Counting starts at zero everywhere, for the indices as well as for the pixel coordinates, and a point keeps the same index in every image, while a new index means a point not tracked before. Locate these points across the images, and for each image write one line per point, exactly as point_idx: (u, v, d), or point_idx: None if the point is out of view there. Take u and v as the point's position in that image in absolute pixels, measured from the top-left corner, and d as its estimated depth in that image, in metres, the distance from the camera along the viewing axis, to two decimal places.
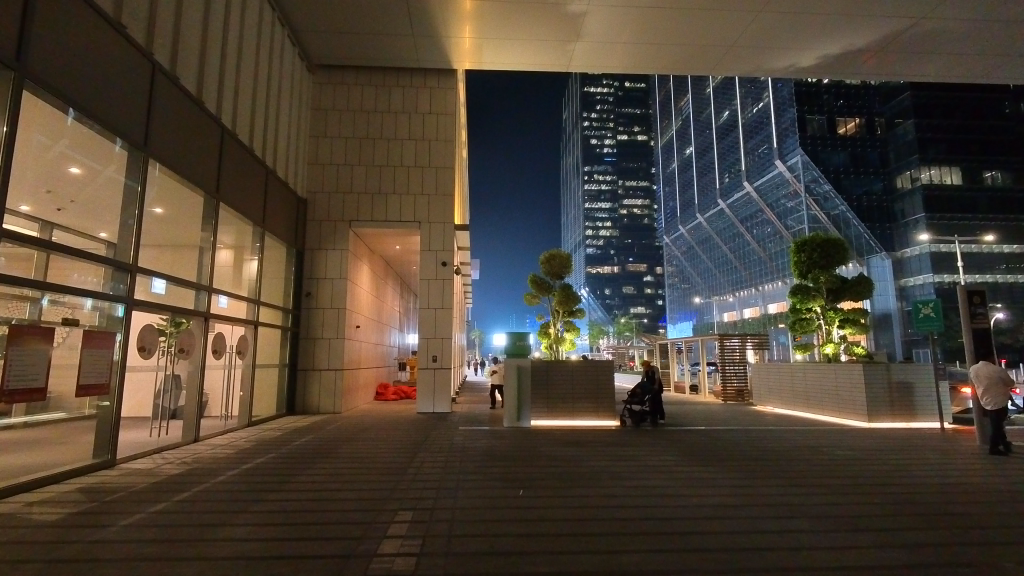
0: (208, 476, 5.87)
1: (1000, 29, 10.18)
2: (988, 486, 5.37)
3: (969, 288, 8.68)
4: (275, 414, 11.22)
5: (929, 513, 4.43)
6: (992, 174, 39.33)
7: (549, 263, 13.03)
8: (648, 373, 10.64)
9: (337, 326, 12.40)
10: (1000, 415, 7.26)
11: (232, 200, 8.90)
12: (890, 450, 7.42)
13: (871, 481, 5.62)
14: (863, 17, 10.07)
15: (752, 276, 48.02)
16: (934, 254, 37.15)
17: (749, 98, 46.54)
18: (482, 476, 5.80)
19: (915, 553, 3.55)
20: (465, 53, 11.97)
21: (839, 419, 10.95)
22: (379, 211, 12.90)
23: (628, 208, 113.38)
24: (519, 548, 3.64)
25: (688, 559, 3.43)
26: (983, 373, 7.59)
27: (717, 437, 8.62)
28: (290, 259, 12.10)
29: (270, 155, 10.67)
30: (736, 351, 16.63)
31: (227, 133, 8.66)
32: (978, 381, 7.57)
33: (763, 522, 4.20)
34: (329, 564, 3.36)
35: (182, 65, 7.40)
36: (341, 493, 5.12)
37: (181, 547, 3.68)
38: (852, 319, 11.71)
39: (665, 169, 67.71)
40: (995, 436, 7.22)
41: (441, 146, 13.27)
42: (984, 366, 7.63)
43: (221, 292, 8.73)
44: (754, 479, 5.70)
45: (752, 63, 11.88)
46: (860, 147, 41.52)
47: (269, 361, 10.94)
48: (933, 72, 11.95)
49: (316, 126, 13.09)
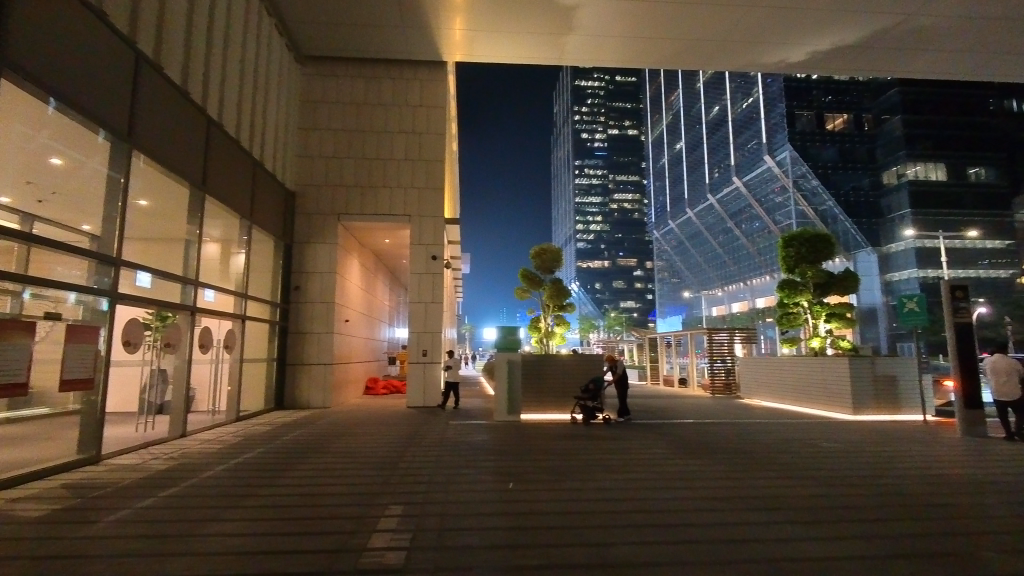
0: (196, 472, 5.78)
1: (988, 27, 10.29)
2: (970, 476, 5.51)
3: (952, 283, 8.78)
4: (263, 409, 11.13)
5: (914, 504, 4.50)
6: (975, 170, 40.13)
7: (540, 257, 13.04)
8: (616, 366, 10.15)
9: (327, 320, 12.30)
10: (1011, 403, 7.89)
11: (219, 193, 8.76)
12: (874, 441, 7.59)
13: (857, 472, 5.73)
14: (852, 13, 10.12)
15: (741, 271, 48.47)
16: (919, 249, 37.64)
17: (739, 93, 46.72)
18: (476, 471, 5.80)
19: (907, 544, 3.58)
20: (456, 45, 11.78)
21: (826, 412, 11.09)
22: (370, 204, 12.79)
23: (618, 202, 113.86)
24: (514, 542, 3.63)
25: (682, 552, 3.45)
26: (1002, 366, 7.87)
27: (706, 431, 8.70)
28: (279, 253, 11.98)
29: (258, 148, 10.51)
30: (724, 344, 16.74)
31: (213, 124, 8.49)
32: (1006, 375, 7.80)
33: (753, 514, 4.24)
34: (319, 558, 3.34)
35: (166, 54, 7.23)
36: (333, 487, 5.09)
37: (171, 543, 3.64)
38: (838, 314, 11.79)
39: (656, 163, 68.17)
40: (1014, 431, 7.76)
41: (432, 139, 13.19)
42: (1001, 361, 7.88)
43: (208, 285, 8.56)
44: (745, 471, 5.76)
45: (742, 59, 11.90)
46: (848, 143, 41.83)
47: (256, 355, 10.83)
48: (923, 70, 12.02)
49: (305, 117, 12.92)
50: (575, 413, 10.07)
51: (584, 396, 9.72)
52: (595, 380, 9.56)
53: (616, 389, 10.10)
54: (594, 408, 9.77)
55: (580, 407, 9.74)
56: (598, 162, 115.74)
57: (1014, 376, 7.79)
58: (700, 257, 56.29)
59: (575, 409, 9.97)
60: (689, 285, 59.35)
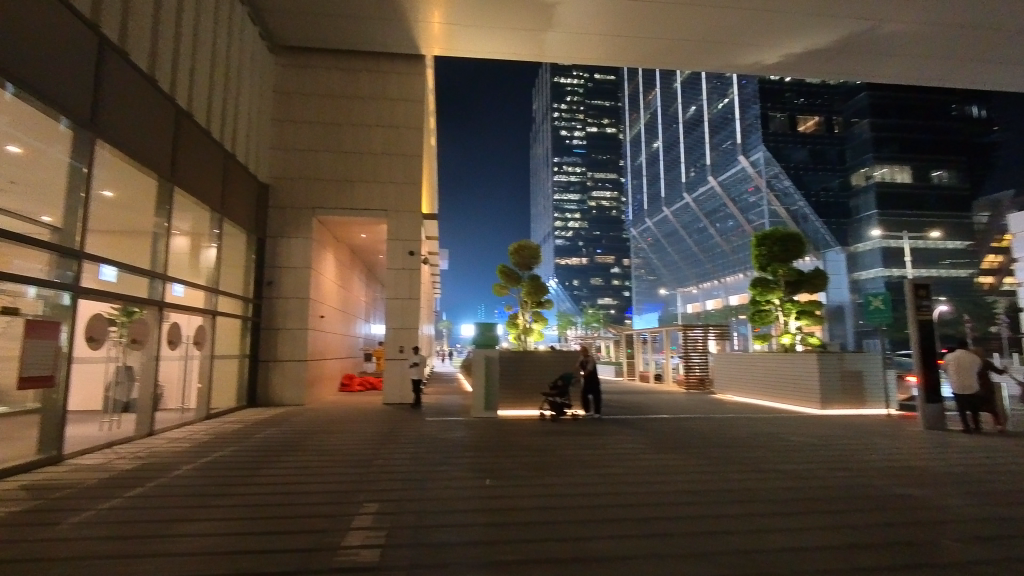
0: (163, 471, 5.63)
1: (952, 34, 10.64)
2: (930, 467, 5.74)
3: (915, 282, 9.07)
4: (235, 407, 10.90)
5: (877, 495, 4.66)
6: (938, 174, 41.85)
7: (518, 254, 13.03)
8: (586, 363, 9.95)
9: (301, 316, 12.09)
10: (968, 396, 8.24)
11: (189, 185, 8.53)
12: (841, 434, 7.85)
13: (824, 465, 5.90)
14: (824, 17, 10.35)
15: (716, 268, 49.39)
16: (885, 249, 38.87)
17: (715, 94, 47.50)
18: (453, 467, 5.78)
19: (869, 534, 3.70)
20: (434, 39, 11.62)
21: (795, 406, 11.40)
22: (346, 199, 12.60)
23: (597, 200, 114.71)
24: (490, 537, 3.64)
25: (655, 545, 3.50)
26: (964, 361, 8.16)
27: (680, 425, 8.85)
28: (251, 247, 11.70)
29: (229, 139, 10.25)
30: (699, 340, 17.05)
31: (182, 114, 8.24)
32: (968, 371, 8.10)
33: (724, 506, 4.33)
34: (291, 558, 3.28)
35: (132, 40, 6.98)
36: (306, 486, 5.01)
37: (139, 544, 3.54)
38: (808, 311, 12.09)
39: (635, 161, 68.99)
40: (971, 426, 8.18)
41: (410, 133, 13.04)
42: (966, 356, 8.16)
43: (176, 280, 8.33)
44: (718, 465, 5.87)
45: (719, 60, 12.09)
46: (819, 145, 42.79)
47: (227, 351, 10.59)
48: (892, 74, 12.36)
49: (279, 108, 12.64)
50: (543, 412, 10.13)
51: (551, 392, 9.84)
52: (562, 378, 9.72)
53: (586, 385, 9.99)
54: (563, 404, 9.90)
55: (548, 403, 9.88)
56: (577, 159, 116.31)
57: (972, 371, 8.11)
58: (676, 255, 57.16)
59: (544, 405, 10.08)
60: (665, 282, 60.21)
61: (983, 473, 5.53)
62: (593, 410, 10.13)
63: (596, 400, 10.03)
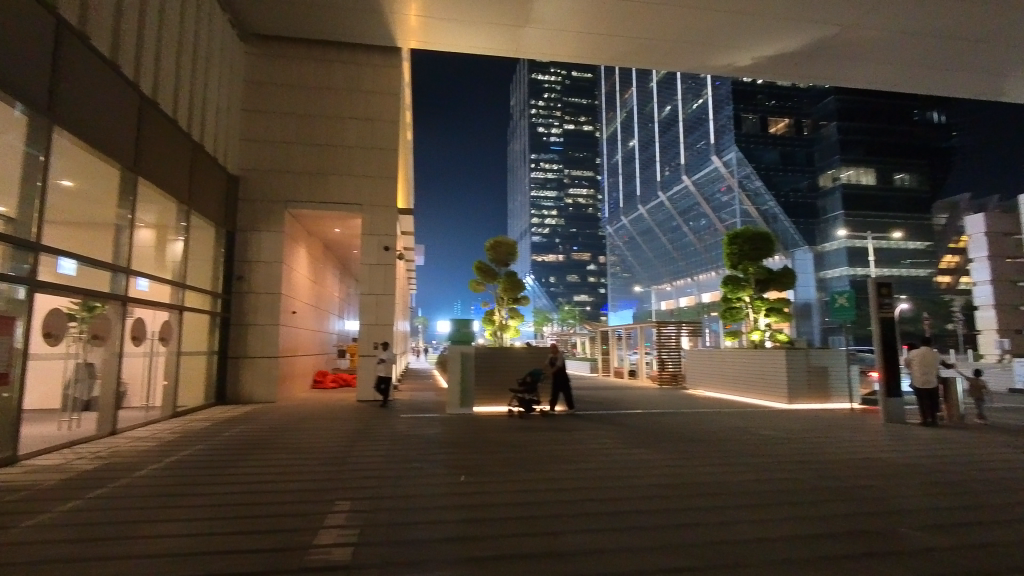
0: (127, 471, 5.45)
1: (915, 41, 11.01)
2: (890, 459, 5.98)
3: (878, 281, 9.37)
4: (203, 405, 10.63)
5: (840, 486, 4.84)
6: (901, 176, 43.31)
7: (494, 250, 12.98)
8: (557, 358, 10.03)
9: (272, 312, 11.84)
10: (927, 390, 8.56)
11: (154, 175, 8.24)
12: (807, 428, 8.10)
13: (791, 457, 6.08)
14: (795, 22, 10.59)
15: (689, 266, 50.28)
16: (850, 248, 40.13)
17: (690, 94, 48.24)
18: (427, 463, 5.76)
19: (831, 524, 3.83)
20: (411, 32, 11.45)
21: (763, 401, 11.70)
22: (319, 193, 12.37)
23: (573, 197, 115.39)
24: (465, 534, 3.63)
25: (627, 538, 3.55)
26: (925, 358, 8.49)
27: (654, 421, 8.98)
28: (220, 240, 11.39)
29: (197, 129, 9.95)
30: (672, 337, 17.32)
31: (147, 102, 7.96)
32: (931, 366, 8.42)
33: (695, 499, 4.43)
34: (261, 558, 3.22)
35: (94, 23, 6.71)
36: (277, 484, 4.92)
37: (102, 547, 3.42)
38: (777, 308, 12.42)
39: (611, 159, 69.62)
40: (931, 417, 8.49)
41: (385, 127, 12.87)
42: (928, 352, 8.48)
43: (140, 274, 8.05)
44: (690, 459, 6.00)
45: (693, 61, 12.26)
46: (789, 147, 43.78)
47: (194, 348, 10.30)
48: (859, 79, 12.72)
49: (250, 98, 12.32)
50: (512, 407, 10.11)
51: (520, 388, 9.85)
52: (531, 374, 9.73)
53: (556, 380, 9.99)
54: (531, 400, 9.92)
55: (516, 399, 9.88)
56: (554, 156, 116.66)
57: (934, 366, 8.45)
58: (650, 253, 57.95)
59: (512, 401, 10.09)
60: (639, 279, 60.98)
61: (938, 463, 5.79)
62: (565, 406, 10.17)
63: (567, 398, 10.05)
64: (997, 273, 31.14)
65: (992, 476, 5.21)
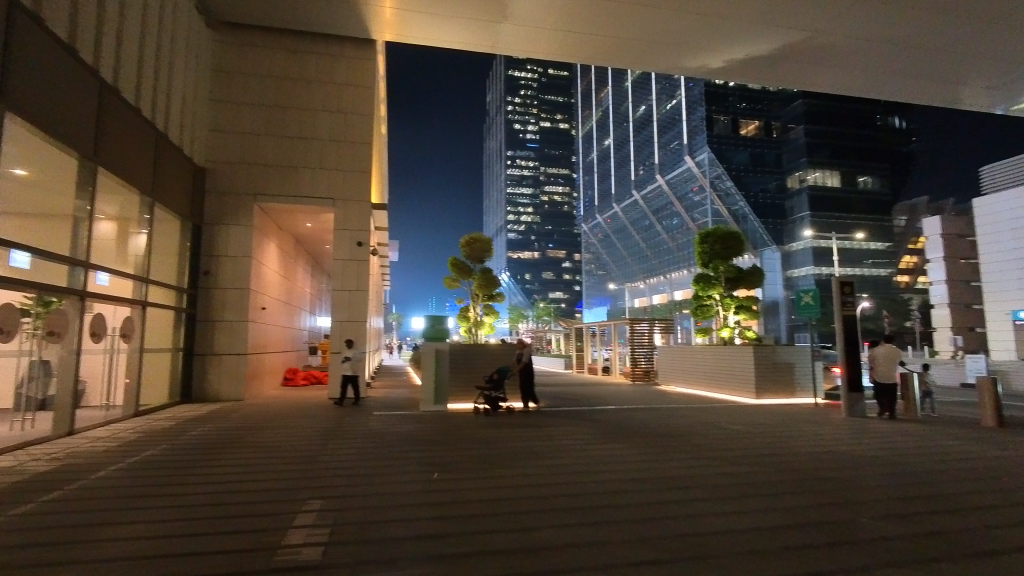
0: (86, 473, 5.24)
1: (878, 49, 11.39)
2: (851, 452, 6.21)
3: (842, 279, 9.70)
4: (167, 403, 10.30)
5: (803, 478, 5.01)
6: (864, 179, 44.78)
7: (470, 247, 12.76)
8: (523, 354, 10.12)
9: (241, 308, 11.56)
10: (887, 385, 8.90)
11: (115, 165, 7.92)
12: (773, 422, 8.35)
13: (758, 451, 6.25)
14: (766, 26, 10.83)
15: (662, 264, 51.08)
16: (816, 248, 41.36)
17: (664, 94, 48.94)
18: (401, 461, 5.71)
19: (796, 515, 3.95)
20: (386, 24, 11.25)
21: (732, 396, 11.99)
22: (291, 186, 12.11)
23: (549, 194, 115.86)
24: (437, 531, 3.61)
25: (601, 532, 3.59)
26: (887, 354, 8.84)
27: (626, 416, 9.12)
28: (185, 234, 11.03)
29: (161, 118, 9.61)
30: (645, 334, 17.58)
31: (107, 88, 7.63)
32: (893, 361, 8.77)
33: (666, 493, 4.51)
34: (227, 560, 3.13)
35: (49, 4, 6.39)
36: (244, 484, 4.79)
37: (58, 551, 3.28)
38: (746, 306, 12.70)
39: (586, 157, 70.11)
40: (891, 409, 8.82)
41: (360, 120, 12.67)
42: (891, 349, 8.83)
43: (100, 268, 7.73)
44: (662, 453, 6.11)
45: (667, 62, 12.43)
46: (759, 148, 44.90)
47: (158, 344, 9.96)
48: (826, 83, 13.09)
49: (218, 88, 11.96)
50: (477, 404, 9.92)
51: (487, 385, 9.69)
52: (500, 371, 9.59)
53: (522, 376, 9.99)
54: (498, 397, 9.77)
55: (482, 396, 9.71)
56: (530, 153, 116.80)
57: (897, 361, 8.81)
58: (624, 251, 58.64)
59: (478, 399, 9.95)
60: (613, 277, 61.63)
61: (895, 455, 6.04)
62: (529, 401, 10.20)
63: (530, 393, 10.11)
64: (952, 273, 32.62)
65: (945, 467, 5.47)
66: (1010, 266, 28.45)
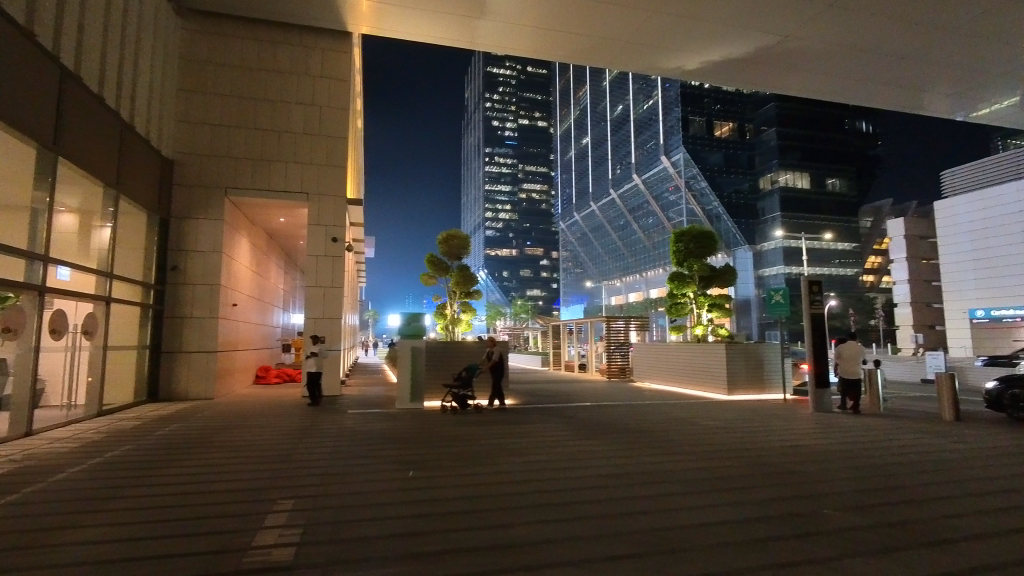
0: (43, 475, 5.03)
1: (846, 55, 11.72)
2: (817, 446, 6.40)
3: (811, 279, 10.01)
4: (132, 402, 9.99)
5: (772, 472, 5.13)
6: (833, 181, 46.11)
7: (447, 243, 12.69)
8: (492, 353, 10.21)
9: (211, 304, 11.27)
10: (850, 380, 9.19)
11: (77, 155, 7.63)
12: (743, 418, 8.55)
13: (728, 446, 6.39)
14: (739, 30, 11.03)
15: (638, 263, 51.72)
16: (786, 248, 42.41)
17: (641, 95, 49.50)
18: (376, 459, 5.66)
19: (765, 508, 4.04)
20: (362, 17, 11.07)
21: (705, 393, 12.22)
22: (263, 180, 11.84)
23: (527, 192, 116.07)
24: (411, 529, 3.59)
25: (576, 528, 3.62)
26: (851, 352, 9.09)
27: (602, 413, 9.21)
28: (152, 228, 10.70)
29: (127, 108, 9.29)
30: (620, 332, 17.79)
31: (68, 75, 7.31)
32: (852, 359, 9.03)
33: (639, 488, 4.57)
34: (194, 563, 3.06)
35: None
36: (213, 485, 4.68)
37: (15, 557, 3.15)
38: (719, 304, 12.96)
39: (564, 156, 70.46)
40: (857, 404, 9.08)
41: (335, 114, 12.47)
42: (852, 347, 9.07)
43: (61, 262, 7.44)
44: (636, 449, 6.19)
45: (644, 62, 12.56)
46: (732, 149, 45.82)
47: (122, 341, 9.64)
48: (796, 87, 13.41)
49: (187, 78, 11.62)
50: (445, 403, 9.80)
51: (455, 383, 9.50)
52: (468, 369, 9.41)
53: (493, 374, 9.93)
54: (465, 395, 9.65)
55: (451, 394, 9.61)
56: (508, 150, 116.70)
57: (858, 359, 9.07)
58: (601, 249, 59.19)
59: (446, 397, 9.79)
60: (590, 275, 62.14)
61: (858, 448, 6.25)
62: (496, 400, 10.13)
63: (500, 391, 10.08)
64: (914, 273, 33.88)
65: (904, 459, 5.68)
66: (967, 267, 29.70)
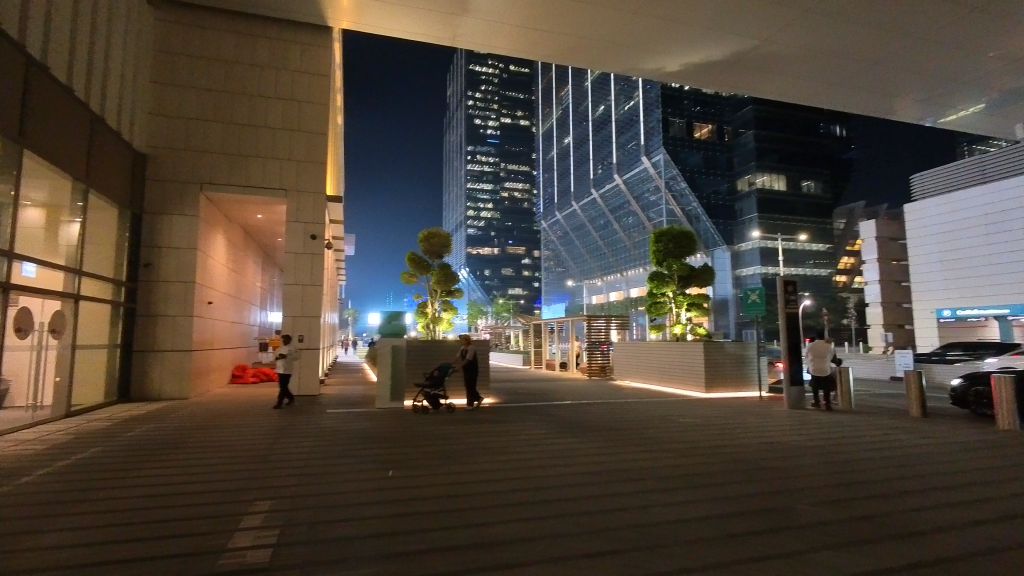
0: (8, 478, 4.87)
1: (821, 61, 11.99)
2: (790, 442, 6.55)
3: (785, 278, 10.16)
4: (103, 402, 9.71)
5: (748, 468, 5.24)
6: (808, 183, 47.14)
7: (429, 241, 12.59)
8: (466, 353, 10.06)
9: (185, 301, 11.02)
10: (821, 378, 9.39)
11: (44, 147, 7.39)
12: (720, 415, 8.71)
13: (705, 443, 6.50)
14: (719, 33, 11.20)
15: (618, 262, 52.15)
16: (763, 249, 43.18)
17: (622, 96, 49.93)
18: (355, 459, 5.61)
19: (740, 504, 4.12)
20: (342, 11, 10.92)
21: (684, 390, 12.39)
22: (241, 176, 11.63)
23: (509, 191, 116.12)
24: (391, 528, 3.57)
25: (555, 525, 3.65)
26: (821, 350, 9.35)
27: (582, 411, 9.28)
28: (123, 223, 10.41)
29: (98, 99, 9.03)
30: (601, 331, 17.93)
31: (35, 65, 7.08)
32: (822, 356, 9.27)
33: (618, 485, 4.62)
34: (167, 566, 2.99)
35: None
36: (188, 486, 4.59)
37: None
38: (697, 303, 13.16)
39: (546, 155, 70.64)
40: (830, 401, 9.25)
41: (314, 110, 12.30)
42: (821, 345, 9.34)
43: (26, 258, 7.20)
44: (616, 447, 6.25)
45: (625, 63, 12.66)
46: (711, 151, 46.53)
47: (92, 339, 9.37)
48: (773, 90, 13.67)
49: (162, 69, 11.33)
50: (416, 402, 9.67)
51: (427, 382, 9.42)
52: (439, 368, 9.35)
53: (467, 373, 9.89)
54: (437, 394, 9.59)
55: (422, 393, 9.48)
56: (490, 149, 116.52)
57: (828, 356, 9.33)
58: (582, 249, 59.54)
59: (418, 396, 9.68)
60: (572, 274, 62.44)
61: (829, 444, 6.42)
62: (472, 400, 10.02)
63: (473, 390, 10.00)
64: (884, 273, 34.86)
65: (872, 454, 5.85)
66: (935, 268, 30.67)
